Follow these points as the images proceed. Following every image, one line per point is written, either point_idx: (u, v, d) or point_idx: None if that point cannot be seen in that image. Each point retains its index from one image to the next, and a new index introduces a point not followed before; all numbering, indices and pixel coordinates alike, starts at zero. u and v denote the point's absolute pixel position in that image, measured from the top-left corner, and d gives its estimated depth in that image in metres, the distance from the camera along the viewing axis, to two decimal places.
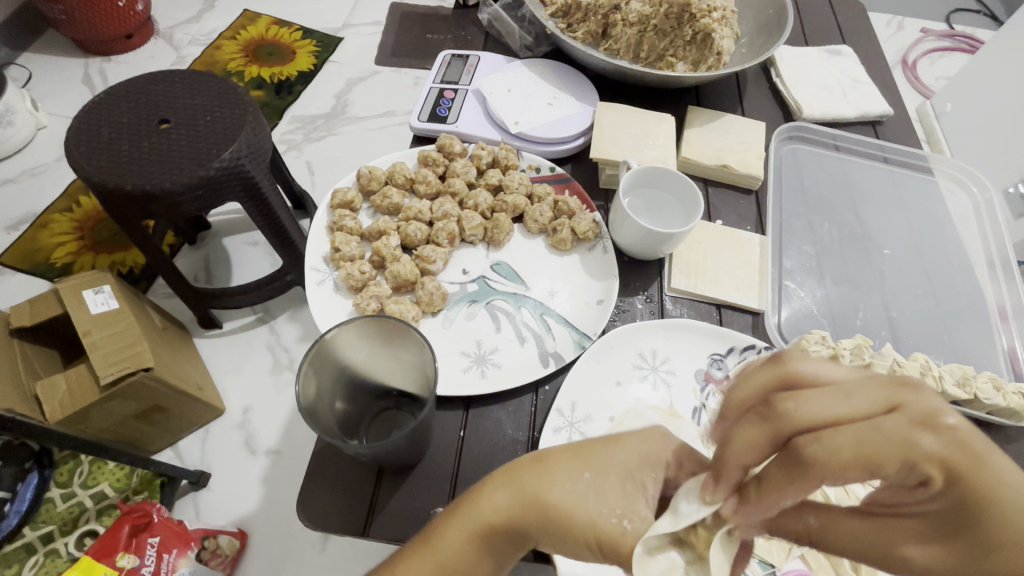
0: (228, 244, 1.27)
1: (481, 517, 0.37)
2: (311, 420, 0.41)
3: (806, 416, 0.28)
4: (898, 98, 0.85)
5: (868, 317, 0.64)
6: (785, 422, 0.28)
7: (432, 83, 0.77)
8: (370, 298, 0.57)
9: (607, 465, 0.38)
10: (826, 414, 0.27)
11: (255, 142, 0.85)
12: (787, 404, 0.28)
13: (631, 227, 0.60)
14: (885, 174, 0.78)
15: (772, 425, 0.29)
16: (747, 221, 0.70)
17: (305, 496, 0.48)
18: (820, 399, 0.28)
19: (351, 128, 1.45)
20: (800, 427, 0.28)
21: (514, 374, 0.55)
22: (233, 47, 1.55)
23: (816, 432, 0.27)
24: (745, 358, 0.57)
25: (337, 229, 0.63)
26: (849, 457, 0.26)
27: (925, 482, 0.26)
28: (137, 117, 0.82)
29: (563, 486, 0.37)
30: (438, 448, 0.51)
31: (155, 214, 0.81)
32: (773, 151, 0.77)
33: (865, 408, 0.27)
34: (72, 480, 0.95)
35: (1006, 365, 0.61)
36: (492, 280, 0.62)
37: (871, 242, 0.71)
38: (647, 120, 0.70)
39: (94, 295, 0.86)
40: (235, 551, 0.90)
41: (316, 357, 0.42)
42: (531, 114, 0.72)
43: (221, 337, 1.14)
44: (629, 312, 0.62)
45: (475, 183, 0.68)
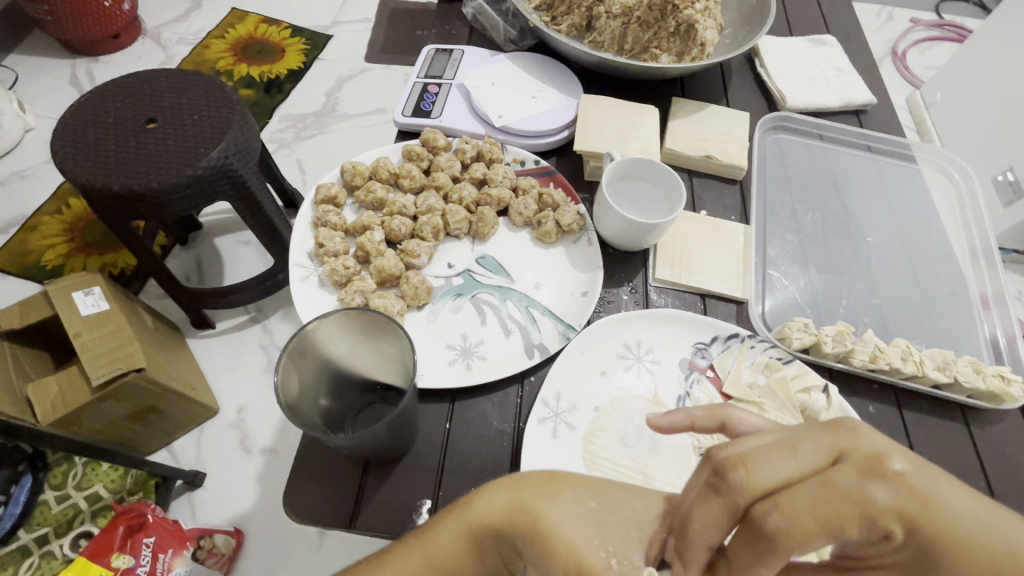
0: (219, 243, 1.27)
1: (469, 529, 0.37)
2: (293, 415, 0.41)
3: (768, 490, 0.28)
4: (882, 88, 0.85)
5: (852, 305, 0.65)
6: (740, 493, 0.29)
7: (416, 78, 0.77)
8: (355, 293, 0.57)
9: (614, 504, 0.36)
10: (777, 477, 0.29)
11: (243, 140, 0.84)
12: (739, 472, 0.29)
13: (614, 218, 0.60)
14: (869, 163, 0.78)
15: (727, 498, 0.29)
16: (731, 211, 0.70)
17: (292, 491, 0.48)
18: (769, 461, 0.29)
19: (341, 125, 1.44)
20: (755, 496, 0.29)
21: (499, 366, 0.55)
22: (221, 46, 1.54)
23: (777, 500, 0.28)
24: (729, 346, 0.58)
25: (322, 225, 0.63)
26: (809, 522, 0.27)
27: (888, 534, 0.28)
28: (123, 117, 0.82)
29: (564, 507, 0.35)
30: (424, 440, 0.51)
31: (142, 214, 0.80)
32: (758, 141, 0.78)
33: (809, 472, 0.28)
34: (65, 482, 0.94)
35: (986, 350, 0.62)
36: (477, 273, 0.62)
37: (854, 230, 0.71)
38: (630, 111, 0.70)
39: (84, 296, 0.85)
40: (231, 550, 0.90)
41: (295, 350, 0.42)
42: (515, 108, 0.72)
43: (212, 337, 1.14)
44: (614, 303, 0.62)
45: (460, 176, 0.69)
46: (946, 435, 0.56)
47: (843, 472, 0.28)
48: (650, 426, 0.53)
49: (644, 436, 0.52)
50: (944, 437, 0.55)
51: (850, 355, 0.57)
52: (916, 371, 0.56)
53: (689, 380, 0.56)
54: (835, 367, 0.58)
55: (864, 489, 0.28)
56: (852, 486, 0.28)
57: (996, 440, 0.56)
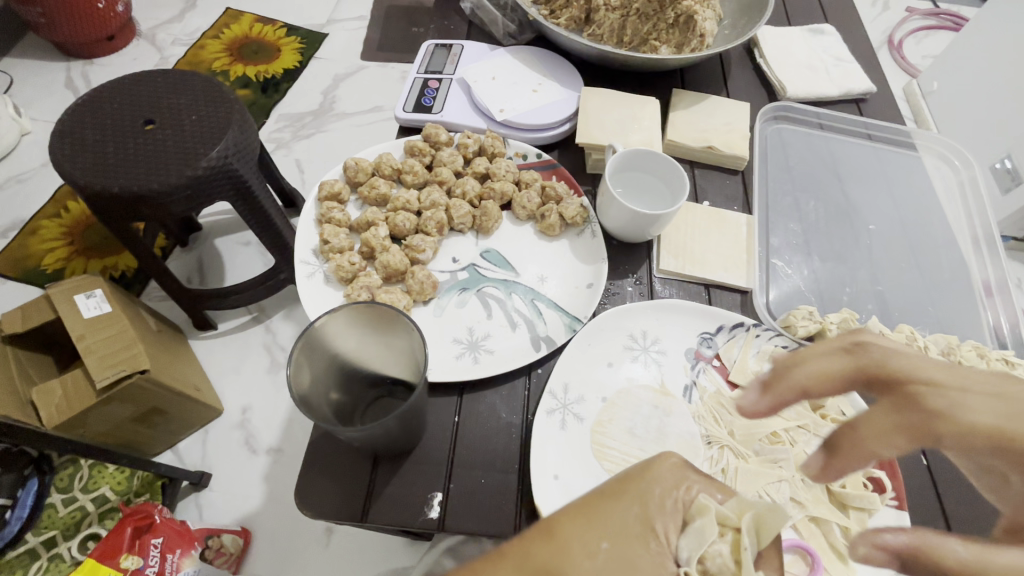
0: (220, 244, 1.27)
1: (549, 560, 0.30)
2: (306, 409, 0.41)
3: (864, 426, 0.29)
4: (881, 76, 0.85)
5: (856, 292, 0.65)
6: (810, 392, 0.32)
7: (416, 73, 0.77)
8: (361, 289, 0.57)
9: (625, 528, 0.34)
10: (837, 374, 0.31)
11: (242, 140, 0.84)
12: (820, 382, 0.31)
13: (618, 210, 0.60)
14: (869, 151, 0.78)
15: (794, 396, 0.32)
16: (733, 201, 0.70)
17: (303, 486, 0.48)
18: (838, 368, 0.31)
19: (339, 124, 1.44)
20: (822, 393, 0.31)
21: (506, 359, 0.56)
22: (217, 46, 1.53)
23: (863, 433, 0.29)
24: (735, 336, 0.58)
25: (326, 222, 0.63)
26: (888, 424, 0.29)
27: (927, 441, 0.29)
28: (122, 119, 0.81)
29: (583, 564, 0.31)
30: (433, 434, 0.52)
31: (144, 215, 0.80)
32: (759, 131, 0.78)
33: (899, 415, 0.28)
34: (72, 484, 0.95)
35: (990, 336, 0.62)
36: (482, 267, 0.63)
37: (856, 218, 0.71)
38: (631, 103, 0.70)
39: (86, 299, 0.85)
40: (239, 549, 0.90)
41: (305, 345, 0.42)
42: (516, 102, 0.72)
43: (216, 337, 1.14)
44: (618, 295, 0.62)
45: (462, 171, 0.69)
46: None
47: (923, 400, 0.28)
48: (657, 416, 0.53)
49: (651, 425, 0.53)
50: None
51: None
52: None
53: (695, 369, 0.57)
54: None
55: (947, 410, 0.28)
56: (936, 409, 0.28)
57: None
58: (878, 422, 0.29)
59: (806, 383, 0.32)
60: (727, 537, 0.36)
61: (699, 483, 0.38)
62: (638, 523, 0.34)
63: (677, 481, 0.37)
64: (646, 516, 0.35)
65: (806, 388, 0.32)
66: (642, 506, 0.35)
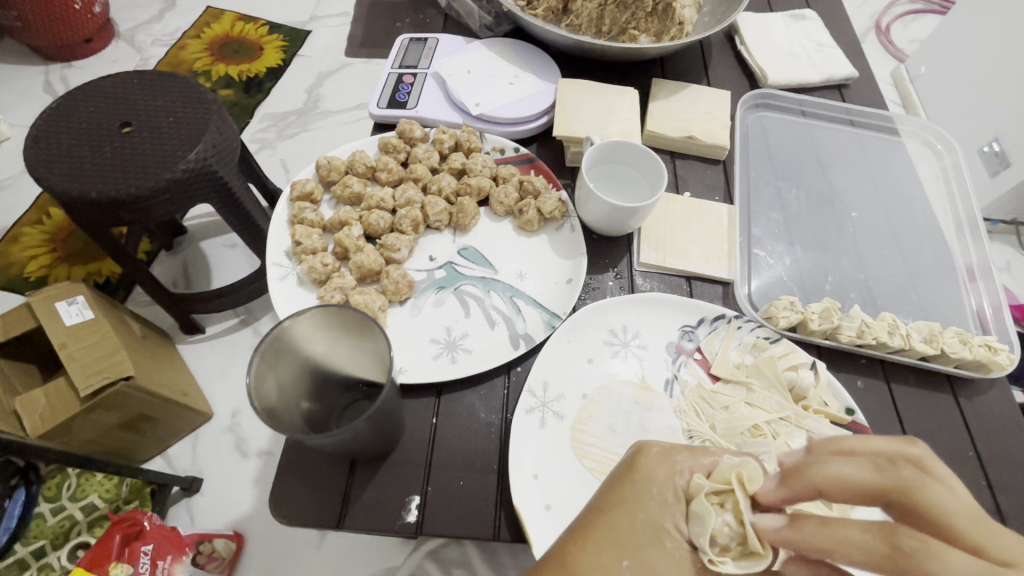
0: (204, 248, 1.25)
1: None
2: (269, 416, 0.40)
3: (835, 532, 0.31)
4: (863, 61, 0.85)
5: (839, 281, 0.64)
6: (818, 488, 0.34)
7: (391, 69, 0.75)
8: (334, 291, 0.56)
9: (626, 539, 0.36)
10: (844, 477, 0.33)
11: (222, 140, 0.83)
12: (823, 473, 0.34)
13: (596, 203, 0.59)
14: (852, 138, 0.78)
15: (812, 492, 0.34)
16: (715, 191, 0.69)
17: (278, 493, 0.48)
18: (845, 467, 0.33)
19: (324, 122, 1.42)
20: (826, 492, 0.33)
21: (484, 358, 0.55)
22: (198, 46, 1.51)
23: (837, 537, 0.31)
24: (716, 328, 0.57)
25: (298, 223, 0.61)
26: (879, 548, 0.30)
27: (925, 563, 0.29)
28: (98, 122, 0.80)
29: None
30: (410, 436, 0.51)
31: (123, 220, 0.79)
32: (740, 120, 0.77)
33: (873, 538, 0.30)
34: (60, 493, 0.93)
35: (973, 323, 0.62)
36: (459, 265, 0.62)
37: (839, 206, 0.71)
38: (609, 94, 0.69)
39: (67, 307, 0.84)
40: (231, 554, 0.89)
41: (269, 349, 0.41)
42: (492, 95, 0.71)
43: (201, 342, 1.12)
44: (599, 290, 0.61)
45: (438, 168, 0.67)
46: (936, 406, 0.56)
47: (905, 536, 0.29)
48: (638, 412, 0.53)
49: (632, 422, 0.52)
50: (933, 409, 0.55)
51: (837, 331, 0.57)
52: (903, 344, 0.56)
53: (676, 363, 0.56)
54: (823, 344, 0.57)
55: (926, 548, 0.28)
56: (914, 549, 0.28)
57: (983, 408, 0.56)
58: (851, 536, 0.30)
59: (822, 482, 0.34)
60: (730, 504, 0.36)
61: (687, 461, 0.39)
62: (642, 528, 0.37)
63: (666, 473, 0.38)
64: (651, 518, 0.37)
65: (824, 489, 0.34)
66: (645, 511, 0.37)
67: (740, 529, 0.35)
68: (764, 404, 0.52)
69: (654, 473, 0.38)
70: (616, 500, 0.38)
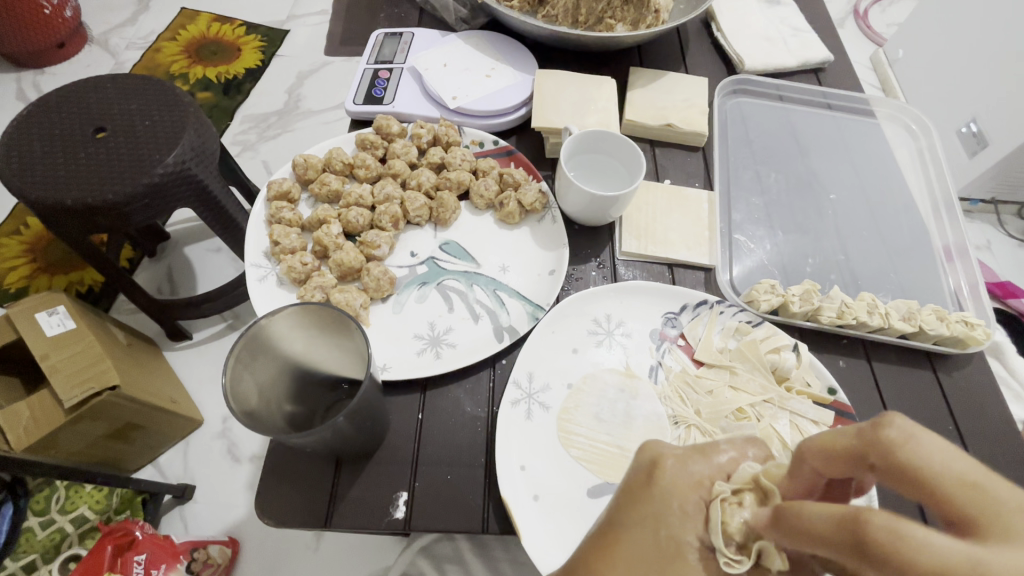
0: (188, 253, 1.23)
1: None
2: (248, 417, 0.39)
3: (805, 521, 0.26)
4: (838, 45, 0.85)
5: (819, 263, 0.65)
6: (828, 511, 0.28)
7: (366, 64, 0.75)
8: (315, 290, 0.55)
9: (650, 557, 0.33)
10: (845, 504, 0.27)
11: (200, 143, 0.81)
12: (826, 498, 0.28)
13: (576, 194, 0.59)
14: (830, 121, 0.78)
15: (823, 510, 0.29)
16: (694, 178, 0.70)
17: (264, 494, 0.47)
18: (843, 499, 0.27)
19: (305, 122, 1.40)
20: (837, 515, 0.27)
21: (468, 352, 0.54)
22: (174, 49, 1.48)
23: (806, 525, 0.26)
24: (699, 314, 0.58)
25: (276, 222, 0.61)
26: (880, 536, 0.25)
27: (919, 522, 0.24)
28: (70, 128, 0.78)
29: None
30: (396, 433, 0.50)
31: (101, 226, 0.77)
32: (718, 106, 0.77)
33: (838, 527, 0.24)
34: (49, 506, 0.92)
35: (951, 301, 0.63)
36: (441, 260, 0.61)
37: (817, 188, 0.71)
38: (587, 84, 0.69)
39: (48, 317, 0.82)
40: (228, 559, 0.88)
41: (244, 349, 0.41)
42: (469, 89, 0.70)
43: (187, 348, 1.11)
44: (582, 280, 0.61)
45: (417, 163, 0.67)
46: (916, 383, 0.56)
47: (876, 521, 0.22)
48: (623, 399, 0.53)
49: (618, 410, 0.52)
50: (913, 386, 0.56)
51: (818, 312, 0.57)
52: (882, 323, 0.56)
53: (660, 350, 0.56)
54: (804, 326, 0.58)
55: (898, 538, 0.21)
56: (883, 538, 0.22)
57: (962, 383, 0.57)
58: (816, 520, 0.25)
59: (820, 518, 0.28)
60: (748, 500, 0.33)
61: (704, 467, 0.35)
62: (664, 543, 0.33)
63: (686, 480, 0.35)
64: (670, 530, 0.33)
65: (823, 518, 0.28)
66: (666, 527, 0.33)
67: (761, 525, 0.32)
68: (747, 386, 0.53)
69: (675, 483, 0.34)
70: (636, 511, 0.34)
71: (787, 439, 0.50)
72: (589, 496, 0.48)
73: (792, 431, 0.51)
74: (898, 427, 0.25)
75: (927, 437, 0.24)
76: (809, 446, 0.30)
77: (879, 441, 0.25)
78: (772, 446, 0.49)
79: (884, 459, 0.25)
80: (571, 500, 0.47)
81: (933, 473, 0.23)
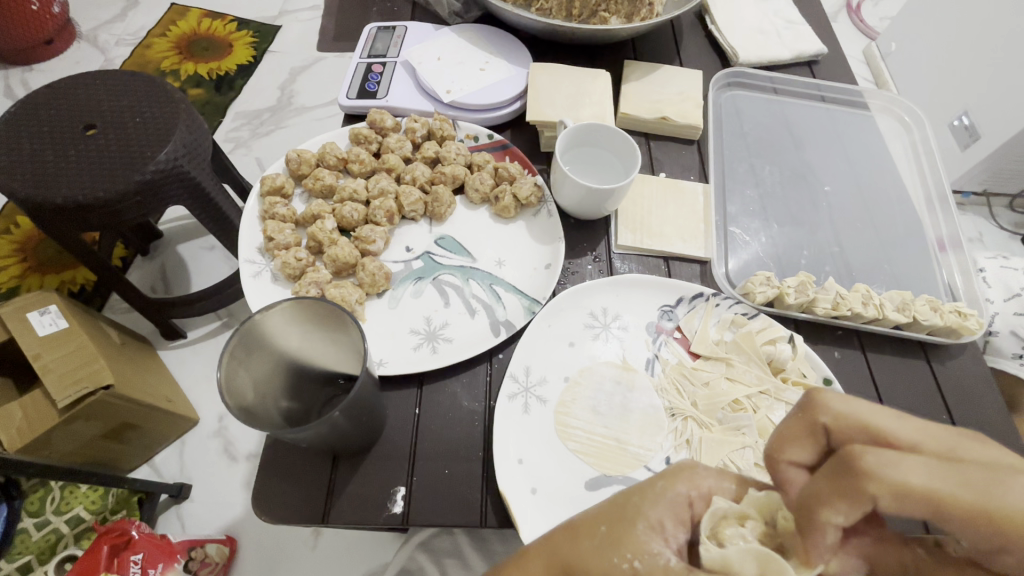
0: (181, 251, 1.22)
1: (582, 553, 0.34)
2: (244, 412, 0.39)
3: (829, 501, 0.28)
4: (831, 37, 0.85)
5: (814, 255, 0.65)
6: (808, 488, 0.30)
7: (359, 58, 0.74)
8: (310, 285, 0.55)
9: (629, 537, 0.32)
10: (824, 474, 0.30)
11: (192, 140, 0.80)
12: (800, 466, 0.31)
13: (571, 187, 0.58)
14: (824, 113, 0.78)
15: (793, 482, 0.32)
16: (690, 171, 0.70)
17: (261, 491, 0.47)
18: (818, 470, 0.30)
19: (298, 119, 1.39)
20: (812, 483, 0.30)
21: (465, 347, 0.54)
22: (165, 45, 1.46)
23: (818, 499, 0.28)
24: (695, 306, 0.58)
25: (270, 218, 0.60)
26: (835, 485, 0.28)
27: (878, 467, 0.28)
28: (59, 125, 0.77)
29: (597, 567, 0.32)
30: (393, 428, 0.50)
31: (92, 224, 0.76)
32: (713, 99, 0.77)
33: (840, 485, 0.27)
34: (44, 508, 0.91)
35: (945, 293, 0.63)
36: (436, 255, 0.61)
37: (812, 181, 0.72)
38: (582, 77, 0.69)
39: (40, 317, 0.82)
40: (225, 558, 0.88)
41: (240, 345, 0.40)
42: (463, 82, 0.70)
43: (182, 346, 1.10)
44: (578, 274, 0.61)
45: (412, 157, 0.67)
46: (911, 373, 0.57)
47: (869, 455, 0.27)
48: (620, 392, 0.53)
49: (615, 403, 0.52)
50: (907, 376, 0.57)
51: (814, 304, 0.58)
52: (877, 314, 0.56)
53: (657, 343, 0.56)
54: (799, 317, 0.58)
55: (882, 459, 0.26)
56: (875, 471, 0.26)
57: (956, 373, 0.57)
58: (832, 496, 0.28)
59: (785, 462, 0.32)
60: (752, 526, 0.33)
61: (712, 480, 0.36)
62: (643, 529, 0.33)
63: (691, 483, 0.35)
64: (654, 519, 0.33)
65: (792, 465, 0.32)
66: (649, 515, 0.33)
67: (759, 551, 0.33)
68: (743, 378, 0.53)
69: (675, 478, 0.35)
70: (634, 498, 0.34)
71: None
72: (587, 488, 0.48)
73: None
74: (832, 395, 0.32)
75: (859, 404, 0.31)
76: (773, 446, 0.33)
77: (820, 406, 0.32)
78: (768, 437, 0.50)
79: (836, 420, 0.31)
80: (569, 493, 0.48)
81: (873, 422, 0.30)
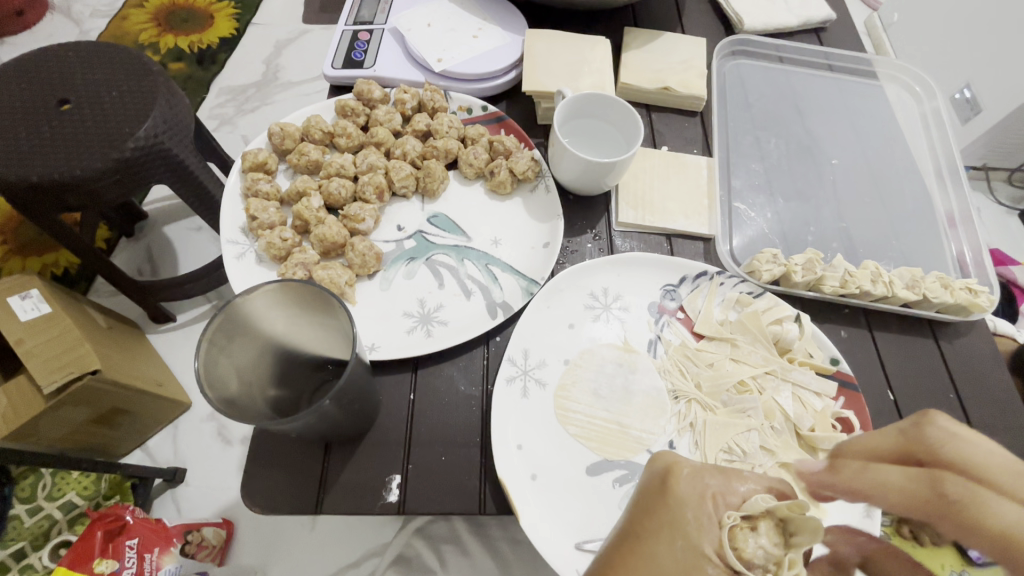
0: (167, 233, 1.19)
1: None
2: (227, 403, 0.37)
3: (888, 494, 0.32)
4: (840, 3, 0.82)
5: (820, 232, 0.63)
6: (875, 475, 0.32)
7: (344, 26, 0.70)
8: (296, 267, 0.52)
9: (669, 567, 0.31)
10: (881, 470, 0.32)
11: (172, 115, 0.76)
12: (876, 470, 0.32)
13: (570, 160, 0.56)
14: (830, 83, 0.75)
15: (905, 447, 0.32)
16: (693, 144, 0.67)
17: (249, 481, 0.45)
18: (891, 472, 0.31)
19: (284, 94, 1.34)
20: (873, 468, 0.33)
21: (461, 329, 0.52)
22: (142, 17, 1.39)
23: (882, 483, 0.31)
24: (699, 286, 0.56)
25: (253, 195, 0.57)
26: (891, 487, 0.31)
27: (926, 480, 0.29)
28: (32, 99, 0.73)
29: None
30: (387, 415, 0.48)
31: (73, 206, 0.73)
32: (716, 69, 0.73)
33: (910, 482, 0.29)
34: (36, 494, 0.89)
35: (954, 269, 0.62)
36: (429, 234, 0.58)
37: (819, 153, 0.69)
38: (580, 44, 0.65)
39: (21, 300, 0.78)
40: (223, 541, 0.85)
41: (219, 332, 0.38)
42: (455, 50, 0.66)
43: (171, 331, 1.08)
44: (577, 253, 0.59)
45: (402, 131, 0.63)
46: (918, 352, 0.55)
47: (952, 481, 0.28)
48: (622, 374, 0.51)
49: (616, 385, 0.50)
50: (915, 355, 0.55)
51: (821, 282, 0.56)
52: (886, 292, 0.55)
53: (659, 323, 0.54)
54: (806, 296, 0.56)
55: (978, 498, 0.27)
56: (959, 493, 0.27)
57: (963, 351, 0.56)
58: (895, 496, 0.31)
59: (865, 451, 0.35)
60: (763, 527, 0.33)
61: (717, 485, 0.35)
62: (682, 552, 0.32)
63: (695, 493, 0.34)
64: (691, 543, 0.32)
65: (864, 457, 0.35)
66: (682, 536, 0.32)
67: (775, 551, 0.32)
68: (749, 358, 0.51)
69: (686, 494, 0.34)
70: (654, 526, 0.33)
71: (790, 412, 0.49)
72: (587, 474, 0.46)
73: (794, 403, 0.49)
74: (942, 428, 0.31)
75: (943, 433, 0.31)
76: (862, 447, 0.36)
77: (923, 442, 0.31)
78: (773, 420, 0.48)
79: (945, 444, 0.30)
80: (570, 479, 0.46)
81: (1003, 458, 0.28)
